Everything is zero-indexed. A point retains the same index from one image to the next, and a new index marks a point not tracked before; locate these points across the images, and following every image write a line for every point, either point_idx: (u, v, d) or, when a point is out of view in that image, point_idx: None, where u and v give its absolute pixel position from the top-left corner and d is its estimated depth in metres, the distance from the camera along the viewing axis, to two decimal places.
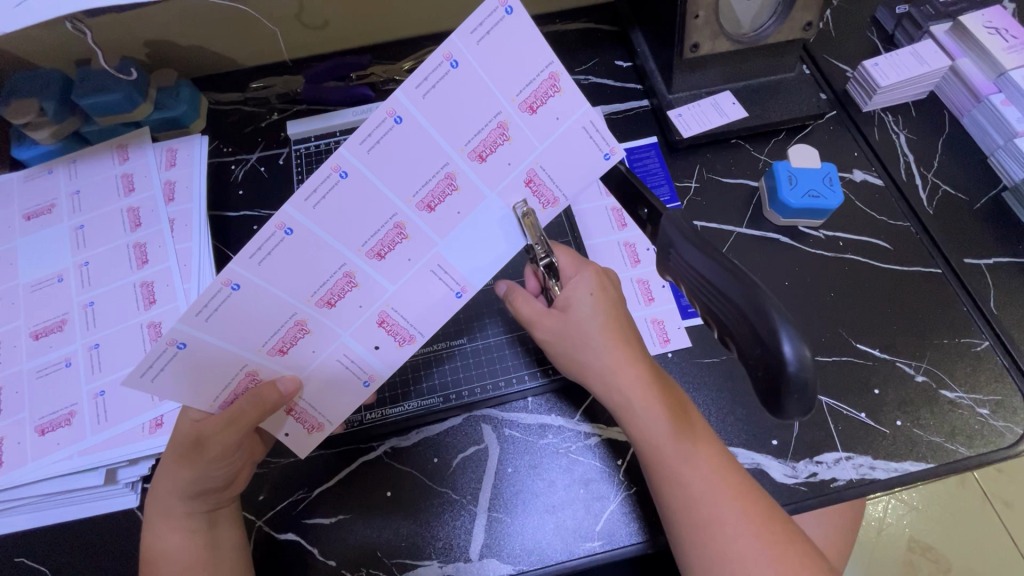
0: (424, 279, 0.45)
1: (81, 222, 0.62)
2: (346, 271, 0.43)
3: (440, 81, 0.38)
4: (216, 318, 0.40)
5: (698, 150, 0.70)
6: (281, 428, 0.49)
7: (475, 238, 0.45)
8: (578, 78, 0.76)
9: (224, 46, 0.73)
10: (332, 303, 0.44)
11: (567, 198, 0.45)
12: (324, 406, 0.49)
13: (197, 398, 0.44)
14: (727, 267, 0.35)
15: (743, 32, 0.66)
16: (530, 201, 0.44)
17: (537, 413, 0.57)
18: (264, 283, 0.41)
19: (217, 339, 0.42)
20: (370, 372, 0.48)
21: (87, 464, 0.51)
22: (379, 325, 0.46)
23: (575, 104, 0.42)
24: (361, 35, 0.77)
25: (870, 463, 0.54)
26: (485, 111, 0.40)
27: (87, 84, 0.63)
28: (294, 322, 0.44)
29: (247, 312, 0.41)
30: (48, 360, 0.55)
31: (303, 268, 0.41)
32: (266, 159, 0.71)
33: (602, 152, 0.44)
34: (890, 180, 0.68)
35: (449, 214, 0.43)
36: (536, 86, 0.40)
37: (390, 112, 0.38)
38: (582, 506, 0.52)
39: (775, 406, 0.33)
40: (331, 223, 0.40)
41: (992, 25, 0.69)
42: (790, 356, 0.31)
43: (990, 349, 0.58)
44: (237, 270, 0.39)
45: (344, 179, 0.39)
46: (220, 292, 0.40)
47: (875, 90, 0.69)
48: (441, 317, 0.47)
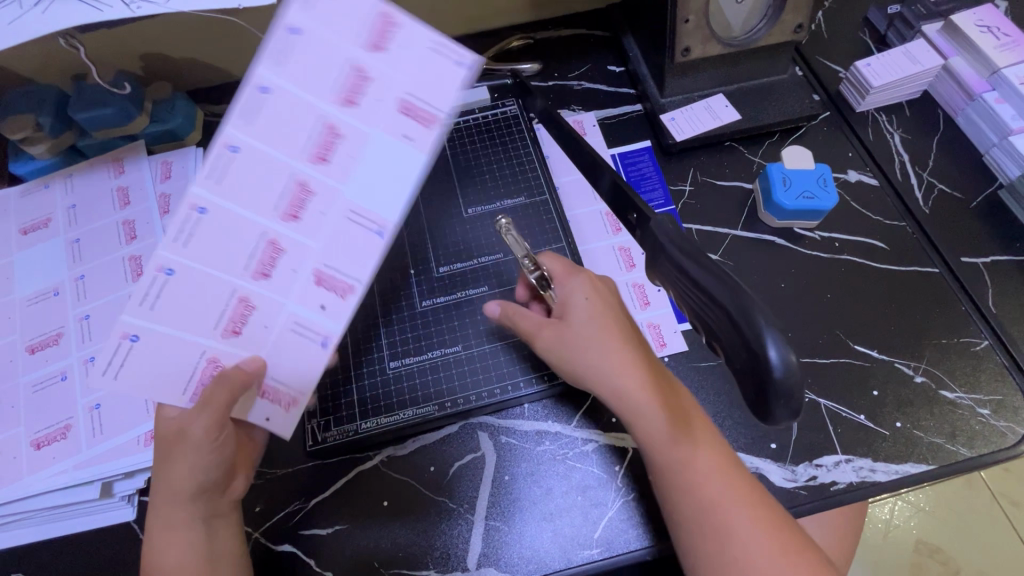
0: (343, 229, 0.44)
1: (77, 235, 0.62)
2: (269, 238, 0.44)
3: (289, 52, 0.42)
4: (158, 304, 0.44)
5: (693, 153, 0.70)
6: (262, 412, 0.48)
7: (378, 174, 0.43)
8: (571, 84, 0.76)
9: (217, 57, 0.74)
10: (266, 273, 0.44)
11: (449, 114, 0.43)
12: (287, 379, 0.47)
13: (165, 391, 0.45)
14: (708, 271, 0.35)
15: (734, 36, 0.66)
16: (411, 129, 0.43)
17: (533, 419, 0.56)
18: (193, 262, 0.43)
19: (167, 327, 0.44)
20: (323, 333, 0.46)
21: (83, 477, 0.51)
22: (315, 282, 0.45)
23: (414, 29, 0.42)
24: None
25: (871, 466, 0.53)
26: (335, 62, 0.42)
27: (83, 99, 0.63)
28: (236, 299, 0.45)
29: (183, 298, 0.44)
30: (45, 374, 0.55)
31: (225, 241, 0.43)
32: None
33: (461, 63, 0.43)
34: (886, 180, 0.68)
35: (344, 160, 0.43)
36: (372, 28, 0.42)
37: (256, 85, 0.42)
38: (579, 513, 0.52)
39: (764, 410, 0.33)
40: (237, 196, 0.43)
41: (983, 23, 0.69)
42: (771, 360, 0.32)
43: (990, 348, 0.58)
44: (167, 256, 0.43)
45: (237, 154, 0.42)
46: (156, 279, 0.43)
47: (868, 90, 0.69)
48: (367, 260, 0.44)
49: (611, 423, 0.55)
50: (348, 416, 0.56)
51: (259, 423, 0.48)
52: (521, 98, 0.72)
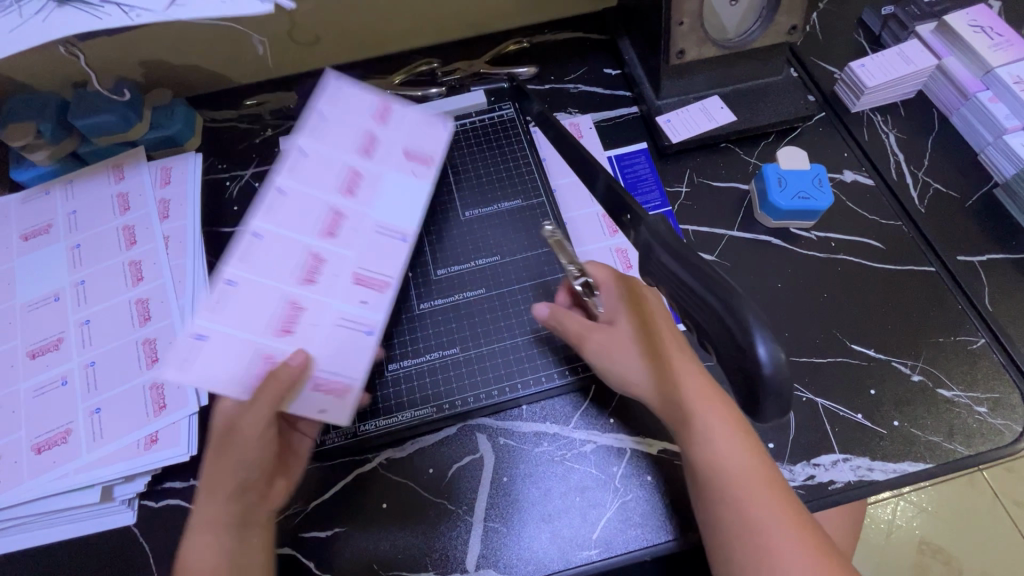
0: (372, 240, 0.54)
1: (77, 240, 0.62)
2: (312, 253, 0.52)
3: (319, 126, 0.56)
4: (218, 308, 0.49)
5: (689, 155, 0.71)
6: (315, 405, 0.50)
7: (393, 195, 0.56)
8: (567, 87, 0.77)
9: (216, 64, 0.74)
10: (311, 280, 0.52)
11: (438, 154, 0.58)
12: (343, 366, 0.51)
13: (225, 381, 0.47)
14: (701, 270, 0.35)
15: (729, 38, 0.67)
16: (414, 168, 0.57)
17: (531, 420, 0.57)
18: (254, 278, 0.50)
19: (231, 328, 0.49)
20: (369, 321, 0.53)
21: (83, 481, 0.51)
22: (354, 284, 0.53)
23: (405, 104, 0.59)
24: (353, 50, 0.78)
25: (869, 465, 0.53)
26: (353, 128, 0.57)
27: (83, 106, 0.64)
28: (287, 303, 0.51)
29: (239, 305, 0.49)
30: (45, 379, 0.56)
31: (276, 258, 0.51)
32: (261, 175, 0.72)
33: (442, 123, 0.60)
34: (881, 180, 0.68)
35: (366, 191, 0.55)
36: (375, 108, 0.58)
37: (296, 149, 0.55)
38: (578, 514, 0.52)
39: (755, 408, 0.33)
40: (288, 226, 0.52)
41: (977, 23, 0.69)
42: (764, 358, 0.31)
43: (987, 346, 0.58)
44: (234, 271, 0.50)
45: (286, 195, 0.53)
46: (222, 289, 0.49)
47: (863, 91, 0.70)
48: (396, 261, 0.55)
49: (609, 424, 0.56)
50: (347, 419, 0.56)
51: (311, 416, 0.50)
52: (517, 102, 0.73)
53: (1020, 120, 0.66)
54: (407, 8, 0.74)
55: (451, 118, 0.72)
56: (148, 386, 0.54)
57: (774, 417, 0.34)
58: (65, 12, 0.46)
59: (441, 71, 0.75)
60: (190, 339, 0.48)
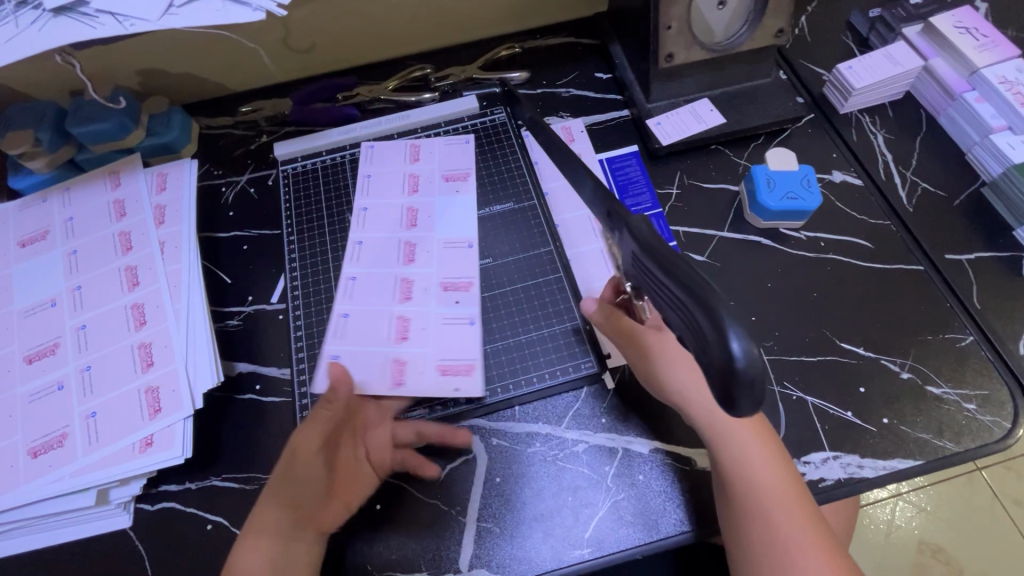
0: (448, 254, 0.64)
1: (74, 247, 0.63)
2: (402, 279, 0.63)
3: (368, 184, 0.69)
4: (343, 335, 0.60)
5: (679, 157, 0.71)
6: (450, 383, 0.57)
7: (451, 213, 0.67)
8: (559, 91, 0.77)
9: (212, 72, 0.75)
10: (407, 296, 0.62)
11: (472, 167, 0.69)
12: (454, 350, 0.59)
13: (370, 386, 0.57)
14: (677, 267, 0.34)
15: (716, 41, 0.68)
16: (457, 186, 0.68)
17: (524, 421, 0.57)
18: (361, 308, 0.61)
19: (354, 346, 0.59)
20: (467, 313, 0.61)
21: (79, 485, 0.51)
22: (442, 289, 0.62)
23: (432, 142, 0.71)
24: (347, 57, 0.79)
25: (858, 462, 0.53)
26: (400, 175, 0.69)
27: (81, 114, 0.65)
28: (397, 318, 0.61)
29: (359, 330, 0.60)
30: (41, 384, 0.56)
31: (375, 289, 0.62)
32: (256, 180, 0.73)
33: (464, 140, 0.71)
34: (869, 180, 0.69)
35: (426, 220, 0.66)
36: (406, 153, 0.71)
37: (360, 207, 0.68)
38: (570, 513, 0.53)
39: (728, 405, 0.32)
40: (372, 263, 0.64)
41: (962, 25, 0.70)
42: (737, 353, 0.30)
43: (975, 343, 0.58)
44: (342, 306, 0.62)
45: (361, 244, 0.65)
46: (338, 323, 0.61)
47: (851, 92, 0.71)
48: (471, 264, 0.63)
49: (601, 423, 0.56)
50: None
51: (449, 394, 0.57)
52: (509, 106, 0.73)
53: (1006, 121, 0.67)
54: (400, 15, 0.75)
55: (444, 123, 0.73)
56: (144, 390, 0.55)
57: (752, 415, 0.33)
58: (61, 22, 0.47)
59: (434, 76, 0.76)
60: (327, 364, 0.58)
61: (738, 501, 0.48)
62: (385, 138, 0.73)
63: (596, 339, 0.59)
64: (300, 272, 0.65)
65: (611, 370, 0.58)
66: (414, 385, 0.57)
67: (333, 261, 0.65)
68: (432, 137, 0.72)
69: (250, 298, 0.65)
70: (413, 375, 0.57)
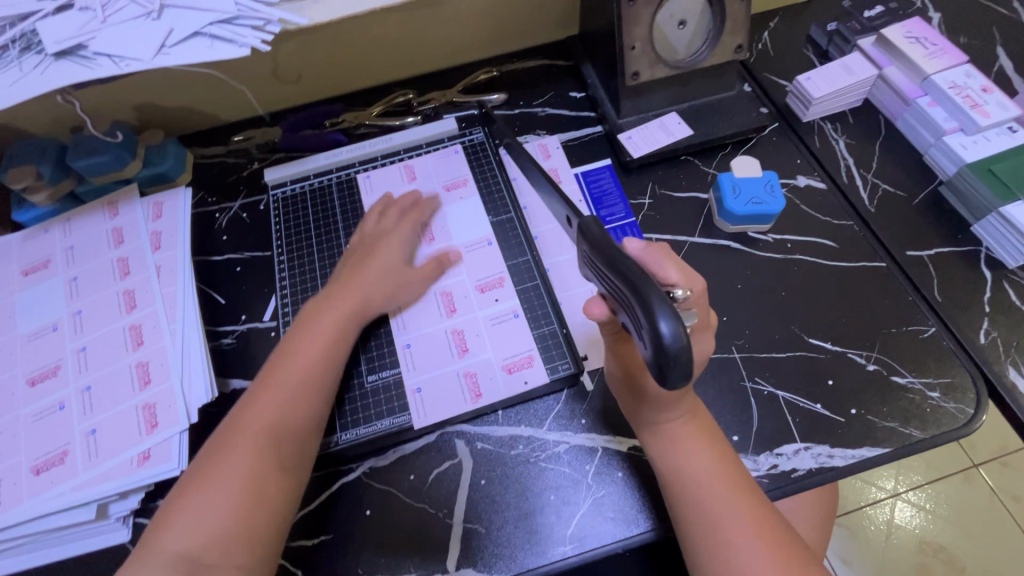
0: (472, 255, 0.67)
1: (74, 273, 0.66)
2: (441, 291, 0.65)
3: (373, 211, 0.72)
4: (413, 363, 0.61)
5: (650, 168, 0.75)
6: (519, 377, 0.60)
7: (463, 218, 0.70)
8: (535, 111, 0.81)
9: (205, 104, 0.80)
10: (452, 308, 0.64)
11: (470, 175, 0.73)
12: (508, 347, 0.61)
13: (455, 406, 0.59)
14: (618, 257, 0.37)
15: (680, 58, 0.71)
16: (461, 196, 0.72)
17: (507, 424, 0.59)
18: (417, 332, 0.63)
19: (427, 372, 0.61)
20: (511, 307, 0.64)
21: (78, 500, 0.53)
22: (480, 291, 0.65)
23: (425, 161, 0.75)
24: (333, 86, 0.83)
25: (829, 452, 0.56)
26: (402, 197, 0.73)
27: (80, 149, 0.69)
28: (451, 333, 0.63)
29: (425, 353, 0.62)
30: (44, 404, 0.58)
31: (423, 310, 0.64)
32: (248, 206, 0.76)
33: (453, 150, 0.75)
34: (833, 184, 0.72)
35: (442, 232, 0.70)
36: (405, 176, 0.74)
37: None
38: (553, 511, 0.54)
39: (661, 378, 0.35)
40: None
41: (912, 35, 0.74)
42: (667, 333, 0.33)
43: (937, 334, 0.61)
44: (401, 337, 0.63)
45: None
46: (403, 352, 0.62)
47: (810, 102, 0.74)
48: (495, 260, 0.67)
49: (581, 424, 0.59)
50: (376, 412, 0.59)
51: (523, 388, 0.59)
52: (488, 127, 0.77)
53: (957, 122, 0.70)
54: (382, 45, 0.80)
55: (425, 144, 0.77)
56: (141, 407, 0.57)
57: (682, 386, 0.36)
58: (62, 65, 0.51)
59: (417, 101, 0.80)
60: (410, 395, 0.60)
61: (687, 512, 0.48)
62: (370, 160, 0.76)
63: (572, 342, 0.62)
64: (290, 291, 0.68)
65: (588, 372, 0.61)
66: (493, 391, 0.59)
67: (322, 280, 0.68)
68: (415, 157, 0.76)
69: (243, 317, 0.68)
70: (487, 383, 0.60)
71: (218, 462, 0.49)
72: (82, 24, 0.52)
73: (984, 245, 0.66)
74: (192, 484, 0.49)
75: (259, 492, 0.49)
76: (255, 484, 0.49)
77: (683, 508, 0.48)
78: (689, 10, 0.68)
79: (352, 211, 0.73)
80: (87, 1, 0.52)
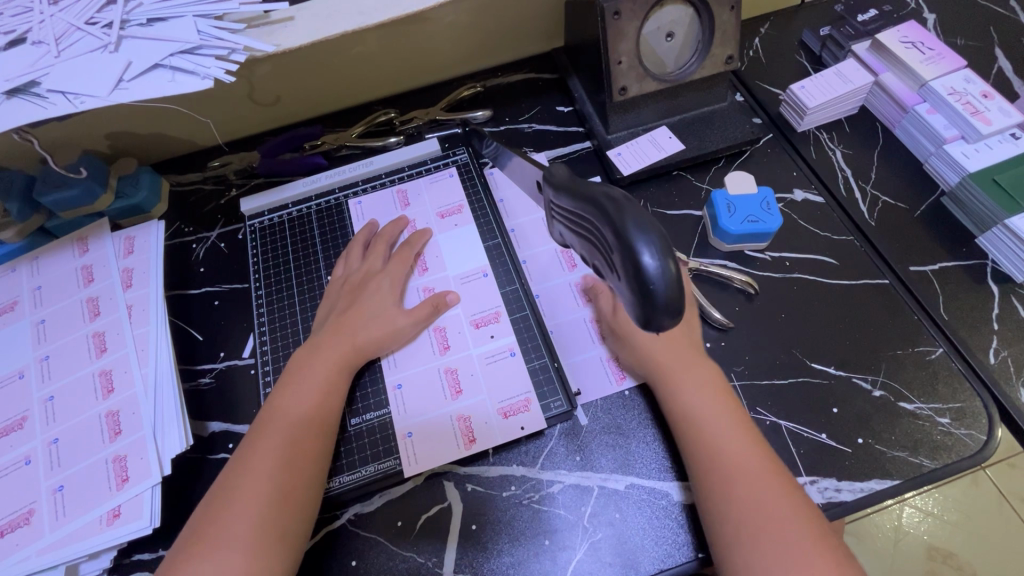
0: (467, 290, 0.64)
1: (42, 316, 0.63)
2: (436, 327, 0.62)
3: None
4: (406, 407, 0.58)
5: (642, 185, 0.72)
6: (515, 423, 0.57)
7: (457, 246, 0.68)
8: (521, 127, 0.79)
9: (178, 131, 0.77)
10: (447, 346, 0.61)
11: (464, 200, 0.71)
12: (505, 391, 0.58)
13: (446, 452, 0.56)
14: (590, 200, 0.38)
15: (669, 72, 0.68)
16: (455, 222, 0.69)
17: (499, 464, 0.57)
18: (409, 371, 0.60)
19: (418, 416, 0.58)
20: (507, 345, 0.61)
21: (45, 563, 0.50)
22: (475, 327, 0.62)
23: (418, 185, 0.73)
24: (313, 107, 0.80)
25: (836, 486, 0.53)
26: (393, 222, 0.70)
27: (48, 183, 0.67)
28: (445, 372, 0.60)
29: (416, 394, 0.59)
30: (10, 459, 0.56)
31: (416, 349, 0.61)
32: (226, 235, 0.73)
33: (449, 173, 0.73)
34: (830, 197, 0.69)
35: (434, 260, 0.67)
36: (394, 202, 0.72)
37: None
38: (548, 556, 0.52)
39: (649, 317, 0.35)
40: None
41: (909, 40, 0.72)
42: (649, 265, 0.33)
43: (946, 356, 0.58)
44: (394, 376, 0.60)
45: None
46: (393, 393, 0.59)
47: (806, 111, 0.71)
48: (491, 292, 0.64)
49: (576, 462, 0.56)
50: (360, 459, 0.57)
51: (518, 434, 0.56)
52: (471, 147, 0.75)
53: (958, 130, 0.67)
54: (360, 64, 0.77)
55: (407, 168, 0.74)
56: (112, 460, 0.54)
57: (669, 330, 0.36)
58: (15, 103, 0.48)
59: (399, 121, 0.77)
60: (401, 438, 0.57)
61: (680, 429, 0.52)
62: (350, 186, 0.74)
63: (566, 376, 0.59)
64: (268, 327, 0.65)
65: (582, 407, 0.58)
66: (486, 437, 0.56)
67: (302, 316, 0.66)
68: (398, 181, 0.73)
69: (222, 354, 0.65)
70: (481, 428, 0.57)
71: (234, 497, 0.48)
72: (36, 59, 0.49)
73: (991, 258, 0.63)
74: (191, 543, 0.46)
75: (281, 521, 0.47)
76: (276, 519, 0.47)
77: (688, 443, 0.51)
78: (677, 22, 0.65)
79: (342, 241, 0.70)
80: (40, 35, 0.50)
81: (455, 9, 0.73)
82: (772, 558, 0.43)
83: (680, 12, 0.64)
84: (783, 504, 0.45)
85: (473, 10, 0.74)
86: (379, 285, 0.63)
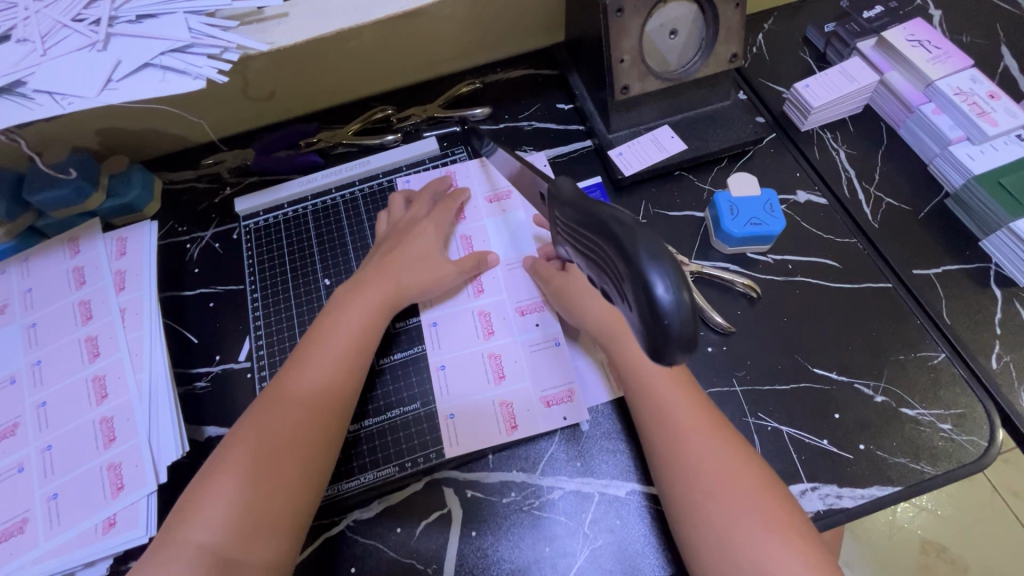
0: (512, 277, 0.64)
1: (33, 319, 0.62)
2: (480, 311, 0.63)
3: None
4: (449, 386, 0.59)
5: (643, 185, 0.71)
6: (557, 412, 0.57)
7: (503, 230, 0.67)
8: (521, 125, 0.77)
9: (170, 127, 0.75)
10: (491, 330, 0.61)
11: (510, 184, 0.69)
12: (547, 375, 0.59)
13: (488, 435, 0.56)
14: (599, 221, 0.37)
15: (671, 70, 0.67)
16: (501, 207, 0.69)
17: (498, 469, 0.56)
18: (453, 353, 0.61)
19: (462, 398, 0.58)
20: (554, 335, 0.61)
21: (40, 572, 0.50)
22: (519, 315, 0.62)
23: (465, 166, 0.72)
24: (308, 103, 0.79)
25: (837, 492, 0.53)
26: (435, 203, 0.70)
27: (36, 182, 0.65)
28: (489, 356, 0.60)
29: (460, 375, 0.60)
30: (3, 467, 0.55)
31: (460, 331, 0.62)
32: (220, 235, 0.72)
33: None
34: (834, 199, 0.68)
35: (481, 243, 0.67)
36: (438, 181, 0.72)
37: None
38: (548, 563, 0.52)
39: (659, 349, 0.34)
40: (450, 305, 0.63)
41: (915, 38, 0.70)
42: (661, 295, 0.33)
43: (948, 360, 0.58)
44: (439, 356, 0.61)
45: None
46: (437, 374, 0.60)
47: (809, 111, 0.70)
48: None
49: (576, 468, 0.55)
50: (362, 465, 0.57)
51: (561, 424, 0.56)
52: (469, 146, 0.74)
53: (964, 131, 0.66)
54: (356, 59, 0.75)
55: (406, 167, 0.73)
56: (106, 467, 0.54)
57: (680, 362, 0.35)
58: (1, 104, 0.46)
59: (396, 117, 0.76)
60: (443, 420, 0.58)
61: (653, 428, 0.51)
62: (347, 186, 0.73)
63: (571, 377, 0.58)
64: (265, 332, 0.64)
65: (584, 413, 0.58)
66: (527, 424, 0.57)
67: (300, 320, 0.65)
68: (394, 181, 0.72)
69: (218, 357, 0.64)
70: (524, 415, 0.57)
71: (224, 494, 0.47)
72: (22, 58, 0.47)
73: (993, 261, 0.63)
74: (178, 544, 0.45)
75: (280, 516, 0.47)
76: (275, 513, 0.47)
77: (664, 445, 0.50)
78: (680, 19, 0.64)
79: (339, 250, 0.69)
80: (25, 33, 0.48)
81: (453, 2, 0.71)
82: (753, 560, 0.43)
83: (684, 9, 0.63)
84: (766, 517, 0.45)
85: (472, 4, 0.72)
86: (418, 235, 0.64)
